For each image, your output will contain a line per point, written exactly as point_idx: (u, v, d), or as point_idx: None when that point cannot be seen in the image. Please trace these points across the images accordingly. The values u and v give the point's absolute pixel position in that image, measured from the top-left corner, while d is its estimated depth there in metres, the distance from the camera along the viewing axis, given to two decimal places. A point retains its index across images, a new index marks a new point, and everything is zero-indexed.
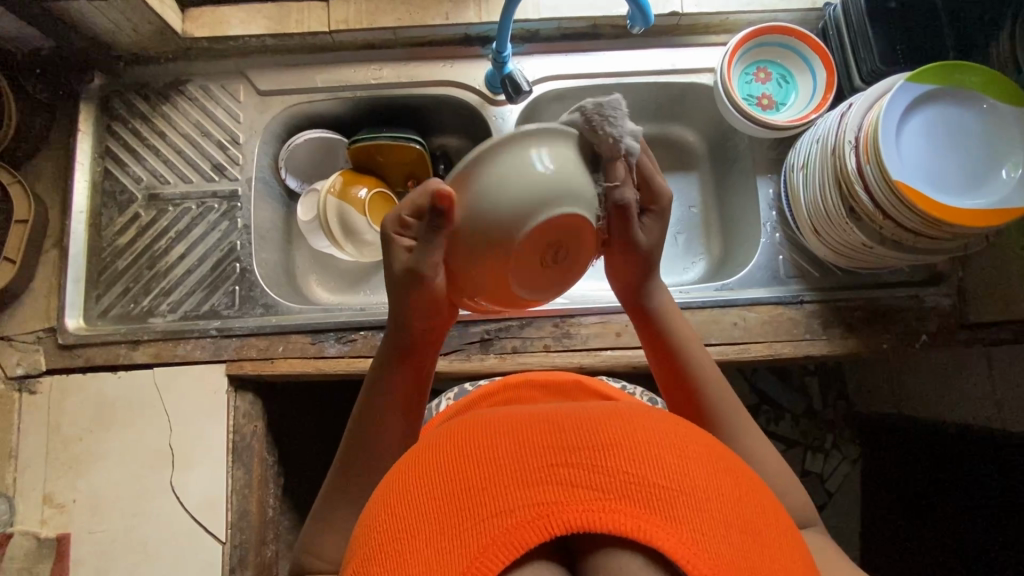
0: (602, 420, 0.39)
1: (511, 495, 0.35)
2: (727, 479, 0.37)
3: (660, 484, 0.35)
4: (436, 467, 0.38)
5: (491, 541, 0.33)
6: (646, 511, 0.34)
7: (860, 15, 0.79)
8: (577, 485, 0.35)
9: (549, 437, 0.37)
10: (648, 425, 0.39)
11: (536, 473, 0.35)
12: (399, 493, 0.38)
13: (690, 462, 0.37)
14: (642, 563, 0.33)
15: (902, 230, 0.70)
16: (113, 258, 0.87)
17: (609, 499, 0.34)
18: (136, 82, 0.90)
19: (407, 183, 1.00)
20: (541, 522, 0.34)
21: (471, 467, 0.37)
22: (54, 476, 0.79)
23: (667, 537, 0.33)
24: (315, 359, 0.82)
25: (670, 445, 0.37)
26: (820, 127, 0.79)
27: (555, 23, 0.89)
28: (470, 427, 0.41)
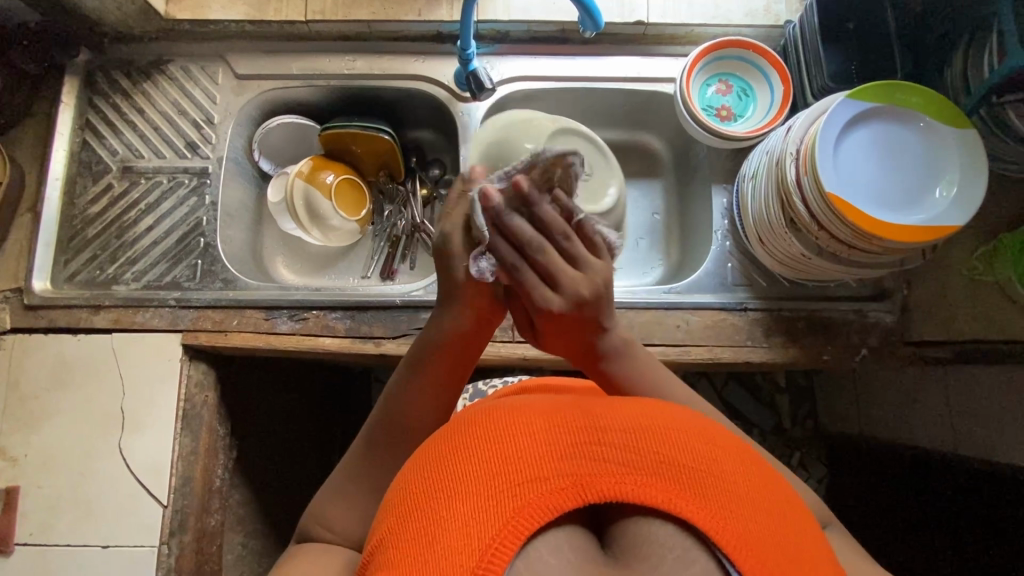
0: (631, 412, 0.43)
1: (547, 465, 0.39)
2: (747, 469, 0.42)
3: (689, 464, 0.40)
4: (474, 437, 0.43)
5: (529, 503, 0.38)
6: (673, 486, 0.38)
7: (814, 32, 0.81)
8: (609, 461, 0.39)
9: (585, 420, 0.42)
10: (675, 418, 0.43)
11: (569, 448, 0.40)
12: (440, 458, 0.42)
13: (716, 451, 0.41)
14: (672, 530, 0.37)
15: (836, 241, 0.72)
16: (85, 225, 0.90)
17: (640, 474, 0.39)
18: (120, 60, 0.94)
19: (378, 172, 1.03)
20: (577, 491, 0.38)
21: (507, 440, 0.41)
22: (9, 431, 0.82)
23: (694, 508, 0.38)
24: (267, 334, 0.84)
25: (695, 435, 0.42)
26: (769, 140, 0.80)
27: (524, 25, 0.91)
28: (503, 408, 0.45)
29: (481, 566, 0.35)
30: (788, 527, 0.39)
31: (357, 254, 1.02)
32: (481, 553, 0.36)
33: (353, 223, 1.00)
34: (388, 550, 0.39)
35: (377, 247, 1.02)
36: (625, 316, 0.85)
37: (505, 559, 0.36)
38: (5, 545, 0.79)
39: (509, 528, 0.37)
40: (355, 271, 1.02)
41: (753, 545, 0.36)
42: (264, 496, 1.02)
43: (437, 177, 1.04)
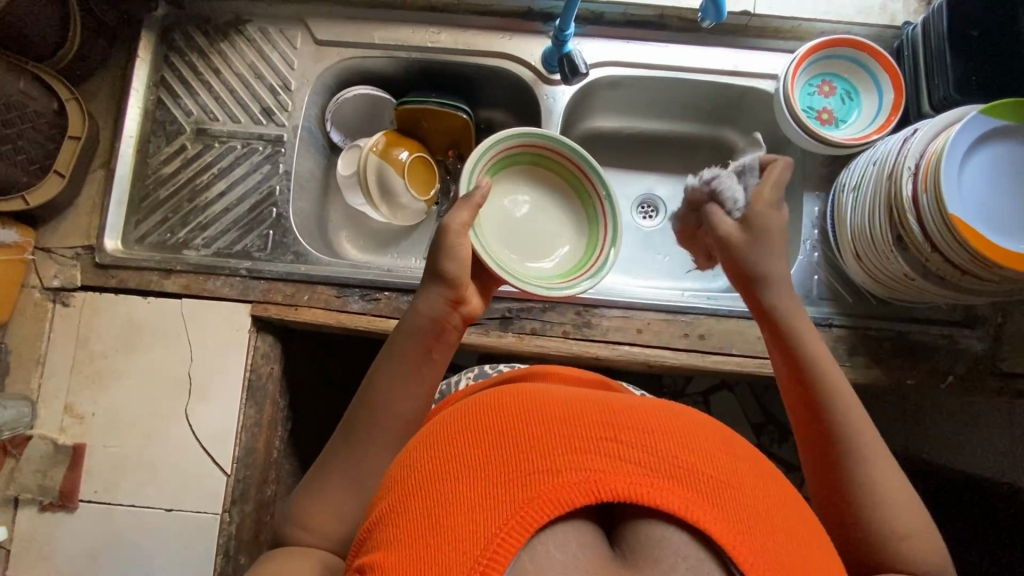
0: (654, 412, 0.41)
1: (560, 457, 0.37)
2: (771, 487, 0.40)
3: (710, 473, 0.37)
4: (489, 424, 0.41)
5: (539, 496, 0.36)
6: (694, 493, 0.36)
7: (941, 37, 0.76)
8: (624, 459, 0.37)
9: (607, 417, 0.40)
10: (698, 427, 0.41)
11: (585, 442, 0.38)
12: (449, 440, 0.41)
13: (737, 464, 0.39)
14: (686, 538, 0.35)
15: (949, 265, 0.68)
16: (157, 186, 0.88)
17: (656, 476, 0.36)
18: (197, 17, 0.91)
19: (446, 151, 1.00)
20: (590, 489, 0.36)
21: (522, 428, 0.39)
22: (77, 388, 0.82)
23: (713, 520, 0.35)
24: (338, 313, 0.83)
25: (719, 445, 0.40)
26: (880, 148, 0.76)
27: (621, 7, 0.87)
28: (518, 394, 0.43)
29: (486, 555, 0.34)
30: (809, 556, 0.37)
31: (421, 235, 1.00)
32: (486, 541, 0.34)
33: (421, 202, 0.96)
34: (392, 527, 0.38)
35: None
36: (704, 322, 0.82)
37: (511, 550, 0.34)
38: (70, 501, 0.79)
39: (517, 520, 0.35)
40: (418, 252, 1.00)
41: (772, 565, 0.34)
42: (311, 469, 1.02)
43: None
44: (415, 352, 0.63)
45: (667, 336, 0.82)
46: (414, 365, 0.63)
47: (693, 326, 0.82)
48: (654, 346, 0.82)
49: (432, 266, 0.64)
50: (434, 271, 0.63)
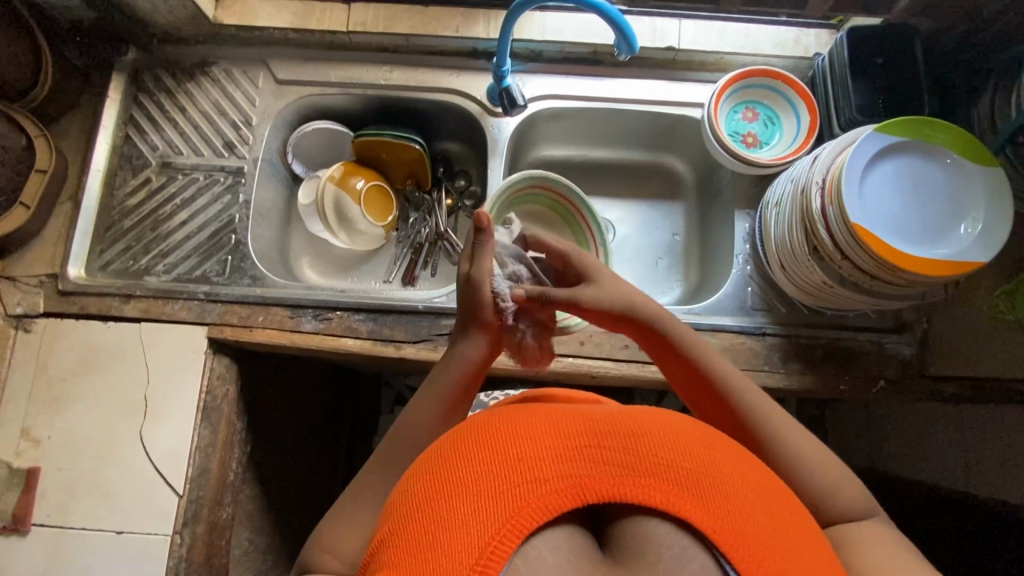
0: (633, 417, 0.43)
1: (546, 466, 0.38)
2: (748, 473, 0.41)
3: (688, 467, 0.39)
4: (476, 440, 0.42)
5: (528, 505, 0.37)
6: (671, 486, 0.38)
7: (843, 66, 0.83)
8: (607, 463, 0.39)
9: (584, 425, 0.42)
10: (674, 422, 0.43)
11: (568, 450, 0.39)
12: (436, 462, 0.42)
13: (712, 451, 0.41)
14: (670, 527, 0.37)
15: (859, 271, 0.73)
16: (122, 217, 0.93)
17: (637, 475, 0.38)
18: (167, 62, 0.98)
19: (405, 181, 1.06)
20: (576, 492, 0.38)
21: (510, 443, 0.40)
22: (34, 412, 0.84)
23: (694, 509, 0.37)
24: (291, 332, 0.86)
25: (693, 437, 0.42)
26: (795, 169, 0.82)
27: (558, 45, 0.94)
28: (505, 413, 0.45)
29: (482, 562, 0.35)
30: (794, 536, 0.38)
31: (381, 259, 1.05)
32: (482, 552, 0.35)
33: (379, 228, 1.02)
34: (392, 551, 0.38)
35: (400, 252, 1.04)
36: None
37: (504, 556, 0.35)
38: (22, 525, 0.80)
39: (509, 528, 0.36)
40: (377, 276, 1.04)
41: (754, 547, 0.36)
42: (270, 493, 1.03)
43: (461, 188, 1.07)
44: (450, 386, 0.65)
45: (608, 348, 0.86)
46: (448, 403, 0.65)
47: None
48: (596, 357, 0.85)
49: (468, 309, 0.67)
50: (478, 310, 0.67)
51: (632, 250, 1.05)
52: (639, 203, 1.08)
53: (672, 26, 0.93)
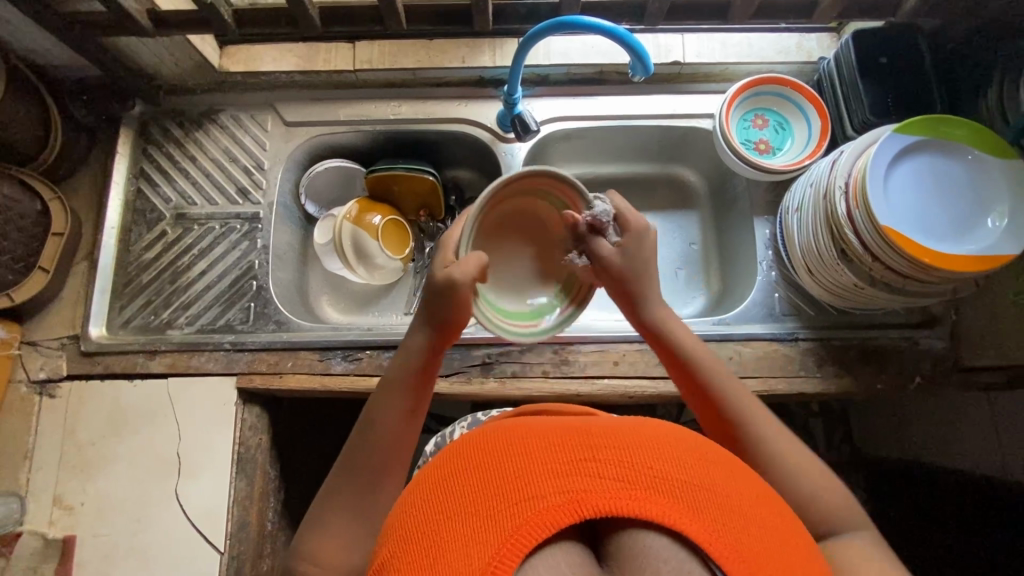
0: (629, 431, 0.43)
1: (542, 483, 0.38)
2: (741, 485, 0.41)
3: (681, 479, 0.38)
4: (479, 461, 0.42)
5: (525, 521, 0.36)
6: (666, 498, 0.37)
7: (851, 70, 0.84)
8: (604, 477, 0.38)
9: (578, 441, 0.41)
10: (669, 438, 0.42)
11: (566, 466, 0.39)
12: (437, 484, 0.42)
13: (702, 465, 0.40)
14: (659, 538, 0.36)
15: (890, 271, 0.73)
16: (139, 271, 0.92)
17: (634, 488, 0.37)
18: (173, 111, 0.97)
19: (419, 211, 1.06)
20: (573, 509, 0.37)
21: (509, 462, 0.40)
22: (65, 479, 0.82)
23: (690, 522, 0.36)
24: (323, 376, 0.85)
25: (689, 450, 0.42)
26: (814, 172, 0.83)
27: (564, 68, 0.95)
28: (504, 432, 0.45)
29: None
30: (791, 550, 0.38)
31: (400, 291, 1.04)
32: (483, 571, 0.35)
33: (397, 261, 1.01)
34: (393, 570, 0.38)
35: (420, 282, 1.04)
36: None
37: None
38: None
39: (509, 546, 0.35)
40: (398, 309, 1.03)
41: (750, 558, 0.35)
42: None
43: None
44: (410, 389, 0.61)
45: (643, 366, 0.85)
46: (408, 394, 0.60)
47: None
48: (630, 376, 0.84)
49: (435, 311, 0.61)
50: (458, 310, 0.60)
51: None
52: (654, 215, 1.08)
53: (675, 40, 0.94)
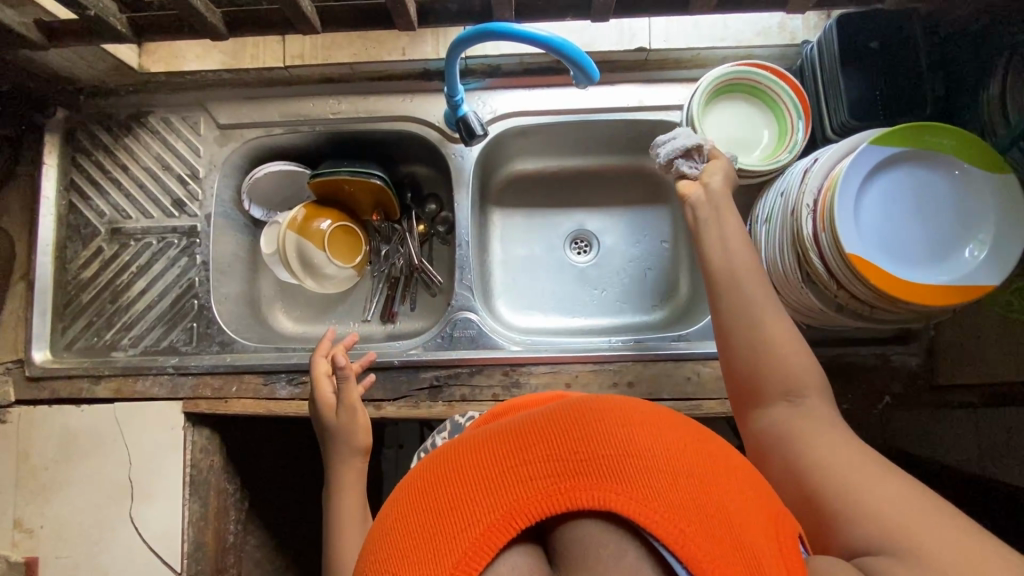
0: (546, 410, 0.35)
1: (465, 507, 0.31)
2: (675, 429, 0.34)
3: (613, 453, 0.32)
4: (397, 503, 0.33)
5: (462, 556, 0.29)
6: (599, 480, 0.31)
7: (832, 59, 0.74)
8: (532, 477, 0.31)
9: (500, 439, 0.34)
10: (593, 402, 0.35)
11: (487, 473, 0.32)
12: (374, 536, 0.33)
13: (632, 424, 0.33)
14: (603, 527, 0.30)
15: (857, 300, 0.67)
16: (78, 291, 0.89)
17: (562, 479, 0.31)
18: (99, 114, 0.91)
19: (373, 212, 0.99)
20: (506, 525, 0.30)
21: (428, 491, 0.32)
22: (23, 503, 0.83)
23: (629, 501, 0.30)
24: (268, 400, 0.83)
25: (613, 411, 0.35)
26: (785, 180, 0.75)
27: (516, 58, 0.86)
28: (423, 459, 0.37)
29: None
30: (741, 498, 0.33)
31: (356, 298, 1.00)
32: None
33: (349, 269, 0.96)
34: None
35: (376, 288, 1.00)
36: (632, 368, 0.81)
37: None
38: None
39: None
40: (356, 316, 1.00)
41: (701, 520, 0.30)
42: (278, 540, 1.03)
43: (433, 213, 1.01)
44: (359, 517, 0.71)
45: (596, 387, 0.81)
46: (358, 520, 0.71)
47: (622, 374, 0.82)
48: None
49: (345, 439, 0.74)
50: (346, 438, 0.74)
51: (619, 263, 1.00)
52: (624, 211, 1.01)
53: (641, 23, 0.83)
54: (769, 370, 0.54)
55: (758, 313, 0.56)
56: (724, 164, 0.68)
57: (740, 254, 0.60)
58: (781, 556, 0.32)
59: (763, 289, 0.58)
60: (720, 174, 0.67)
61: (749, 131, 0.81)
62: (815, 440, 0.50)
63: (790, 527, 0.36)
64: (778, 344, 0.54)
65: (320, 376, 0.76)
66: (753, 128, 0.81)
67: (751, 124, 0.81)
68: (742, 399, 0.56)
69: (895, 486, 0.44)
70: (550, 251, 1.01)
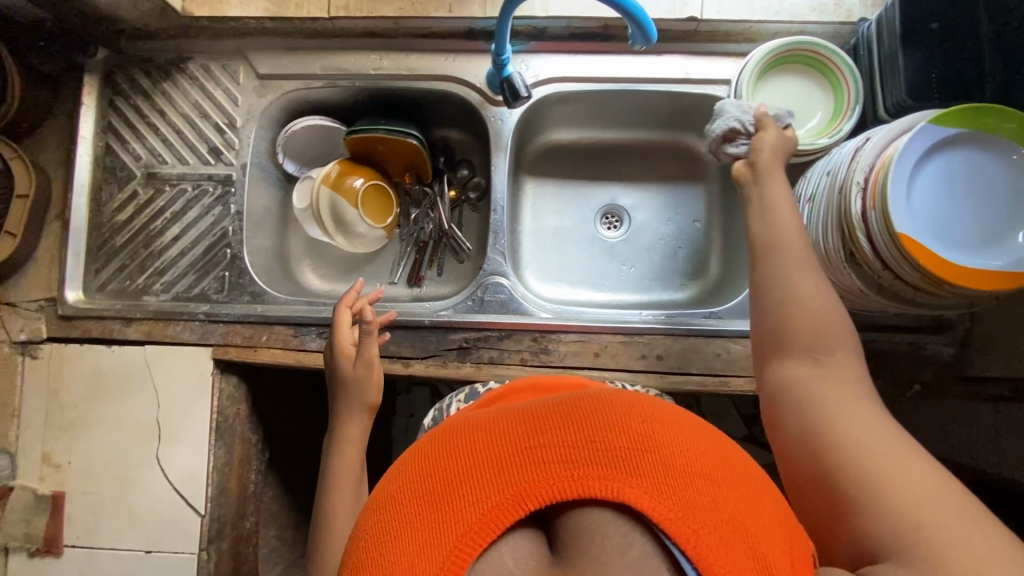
0: (566, 399, 0.35)
1: (477, 483, 0.31)
2: (696, 432, 0.34)
3: (629, 446, 0.31)
4: (410, 468, 0.34)
5: (467, 530, 0.30)
6: (612, 471, 0.31)
7: (893, 38, 0.73)
8: (544, 462, 0.31)
9: (518, 422, 0.34)
10: (614, 396, 0.35)
11: (500, 455, 0.32)
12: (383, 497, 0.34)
13: (652, 421, 0.33)
14: (611, 517, 0.30)
15: (900, 281, 0.66)
16: (112, 234, 0.89)
17: (575, 467, 0.31)
18: (139, 58, 0.90)
19: (404, 174, 0.99)
20: (514, 506, 0.31)
21: (442, 463, 0.33)
22: (52, 438, 0.84)
23: (640, 495, 0.30)
24: (297, 351, 0.83)
25: (634, 406, 0.34)
26: (833, 158, 0.73)
27: (563, 21, 0.84)
28: (439, 430, 0.37)
29: None
30: (757, 508, 0.32)
31: (384, 260, 1.00)
32: None
33: (379, 230, 0.96)
34: None
35: (404, 251, 1.00)
36: (662, 341, 0.81)
37: None
38: (55, 546, 0.83)
39: (455, 558, 0.30)
40: (383, 278, 1.00)
41: (712, 524, 0.29)
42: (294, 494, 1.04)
43: (464, 179, 1.00)
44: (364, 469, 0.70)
45: (624, 358, 0.81)
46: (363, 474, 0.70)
47: (651, 347, 0.81)
48: (611, 368, 0.81)
49: (358, 396, 0.74)
50: (360, 386, 0.74)
51: (649, 240, 0.99)
52: (658, 188, 1.00)
53: None
54: (797, 335, 0.49)
55: (794, 278, 0.51)
56: (774, 136, 0.62)
57: (780, 217, 0.55)
58: (794, 572, 0.31)
59: (802, 255, 0.52)
60: (768, 147, 0.61)
61: (800, 111, 0.81)
62: (836, 404, 0.44)
63: (805, 544, 0.35)
64: (810, 305, 0.49)
65: (344, 325, 0.76)
66: (803, 107, 0.81)
67: (801, 103, 0.81)
68: (765, 352, 0.51)
69: (919, 472, 0.38)
70: (581, 224, 1.01)
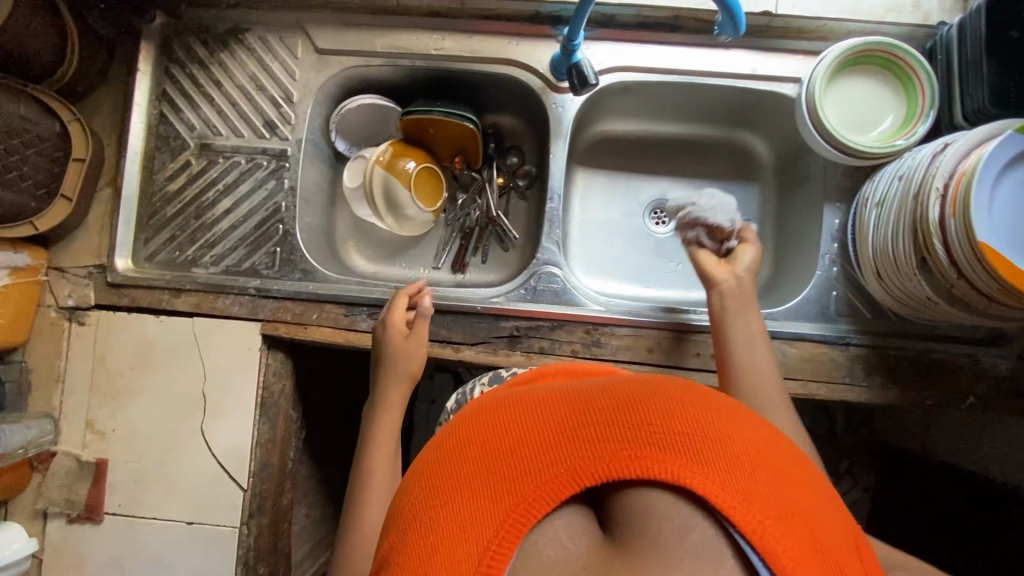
0: (619, 383, 0.35)
1: (530, 459, 0.31)
2: (752, 423, 0.33)
3: (686, 429, 0.31)
4: (461, 443, 0.35)
5: (519, 503, 0.30)
6: (669, 453, 0.30)
7: (977, 44, 0.71)
8: (597, 440, 0.31)
9: (570, 406, 0.34)
10: (667, 382, 0.35)
11: (553, 433, 0.32)
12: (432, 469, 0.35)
13: (708, 407, 0.32)
14: (668, 500, 0.29)
15: (975, 292, 0.65)
16: (163, 204, 0.88)
17: (630, 446, 0.31)
18: (197, 26, 0.89)
19: (453, 158, 0.97)
20: (568, 481, 0.30)
21: (494, 438, 0.34)
22: (97, 406, 0.84)
23: (700, 478, 0.29)
24: (347, 331, 0.83)
25: (689, 393, 0.33)
26: (906, 163, 0.72)
27: (633, 9, 0.83)
28: (489, 407, 0.38)
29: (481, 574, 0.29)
30: (820, 504, 0.30)
31: (429, 244, 0.99)
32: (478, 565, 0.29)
33: (428, 213, 0.94)
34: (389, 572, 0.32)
35: (449, 237, 0.99)
36: None
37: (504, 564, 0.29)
38: (95, 514, 0.83)
39: (505, 528, 0.30)
40: (427, 262, 0.99)
41: (776, 513, 0.28)
42: (325, 473, 1.04)
43: (514, 167, 0.99)
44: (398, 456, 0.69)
45: (677, 355, 0.81)
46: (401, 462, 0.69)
47: (705, 345, 0.81)
48: (663, 364, 0.81)
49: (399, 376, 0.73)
50: (404, 369, 0.73)
51: None
52: (710, 185, 0.99)
53: None
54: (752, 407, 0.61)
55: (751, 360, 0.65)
56: (753, 250, 0.72)
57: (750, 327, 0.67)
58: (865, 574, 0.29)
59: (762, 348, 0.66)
60: (748, 260, 0.71)
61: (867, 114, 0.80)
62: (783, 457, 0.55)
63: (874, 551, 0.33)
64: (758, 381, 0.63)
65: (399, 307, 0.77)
66: (870, 110, 0.80)
67: (869, 106, 0.80)
68: None
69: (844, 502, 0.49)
70: (630, 218, 0.99)
